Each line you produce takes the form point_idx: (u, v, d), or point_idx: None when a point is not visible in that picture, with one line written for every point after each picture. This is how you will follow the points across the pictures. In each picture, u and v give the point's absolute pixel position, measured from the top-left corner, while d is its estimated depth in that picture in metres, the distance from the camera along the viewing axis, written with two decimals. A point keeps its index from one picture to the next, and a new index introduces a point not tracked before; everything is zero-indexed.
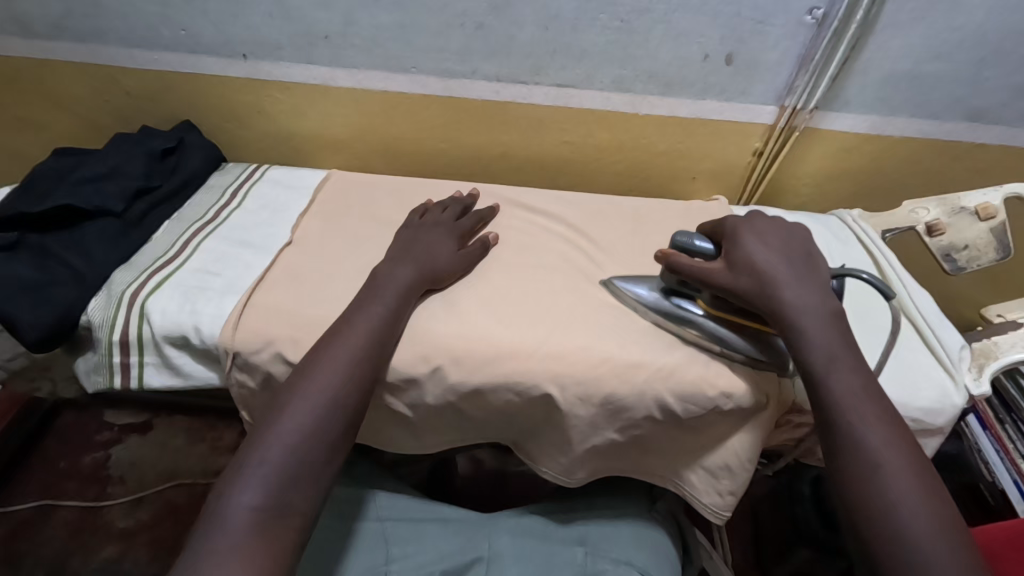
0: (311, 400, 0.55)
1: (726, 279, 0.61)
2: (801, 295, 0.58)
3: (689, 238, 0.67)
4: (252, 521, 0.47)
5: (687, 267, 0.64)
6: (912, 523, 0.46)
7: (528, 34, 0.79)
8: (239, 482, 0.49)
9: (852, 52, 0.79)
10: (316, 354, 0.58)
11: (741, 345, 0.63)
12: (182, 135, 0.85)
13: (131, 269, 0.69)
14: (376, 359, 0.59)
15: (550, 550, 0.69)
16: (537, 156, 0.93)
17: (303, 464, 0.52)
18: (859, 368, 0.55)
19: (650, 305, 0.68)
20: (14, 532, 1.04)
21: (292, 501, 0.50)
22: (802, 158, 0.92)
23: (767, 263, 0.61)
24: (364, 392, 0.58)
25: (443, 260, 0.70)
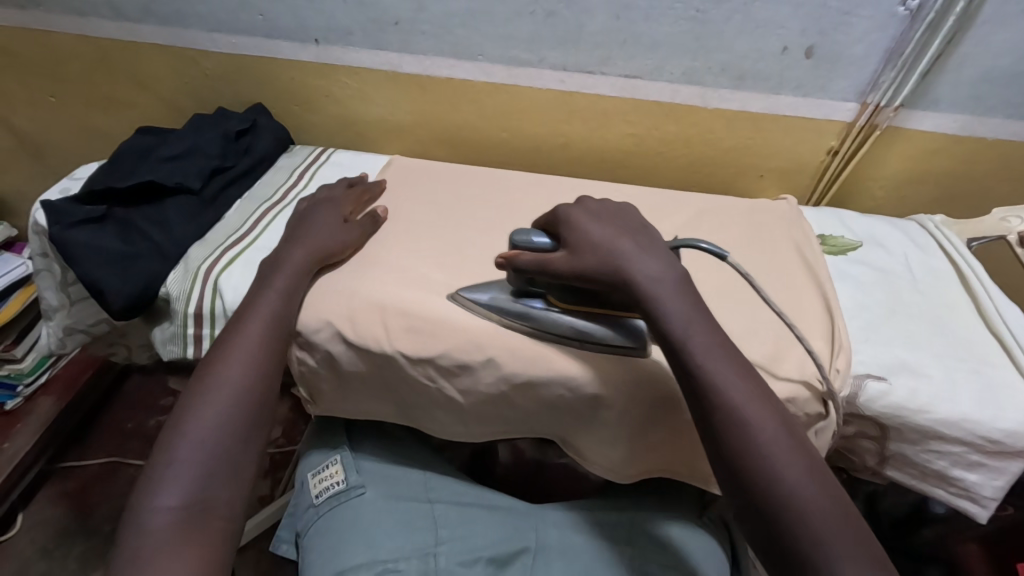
0: (219, 396, 0.55)
1: (565, 266, 0.60)
2: (650, 268, 0.57)
3: (528, 236, 0.64)
4: (174, 519, 0.48)
5: (534, 265, 0.62)
6: (794, 492, 0.48)
7: (599, 23, 0.78)
8: (158, 485, 0.50)
9: (946, 47, 0.74)
10: (214, 354, 0.59)
11: (597, 333, 0.63)
12: (255, 118, 0.88)
13: (206, 245, 0.72)
14: (279, 342, 0.61)
15: (598, 546, 0.69)
16: (599, 149, 0.91)
17: (220, 459, 0.53)
18: (726, 355, 0.53)
19: (497, 307, 0.65)
20: (86, 485, 1.11)
21: (215, 495, 0.51)
22: (881, 158, 0.87)
23: (602, 243, 0.59)
24: (270, 378, 0.59)
25: (326, 240, 0.70)
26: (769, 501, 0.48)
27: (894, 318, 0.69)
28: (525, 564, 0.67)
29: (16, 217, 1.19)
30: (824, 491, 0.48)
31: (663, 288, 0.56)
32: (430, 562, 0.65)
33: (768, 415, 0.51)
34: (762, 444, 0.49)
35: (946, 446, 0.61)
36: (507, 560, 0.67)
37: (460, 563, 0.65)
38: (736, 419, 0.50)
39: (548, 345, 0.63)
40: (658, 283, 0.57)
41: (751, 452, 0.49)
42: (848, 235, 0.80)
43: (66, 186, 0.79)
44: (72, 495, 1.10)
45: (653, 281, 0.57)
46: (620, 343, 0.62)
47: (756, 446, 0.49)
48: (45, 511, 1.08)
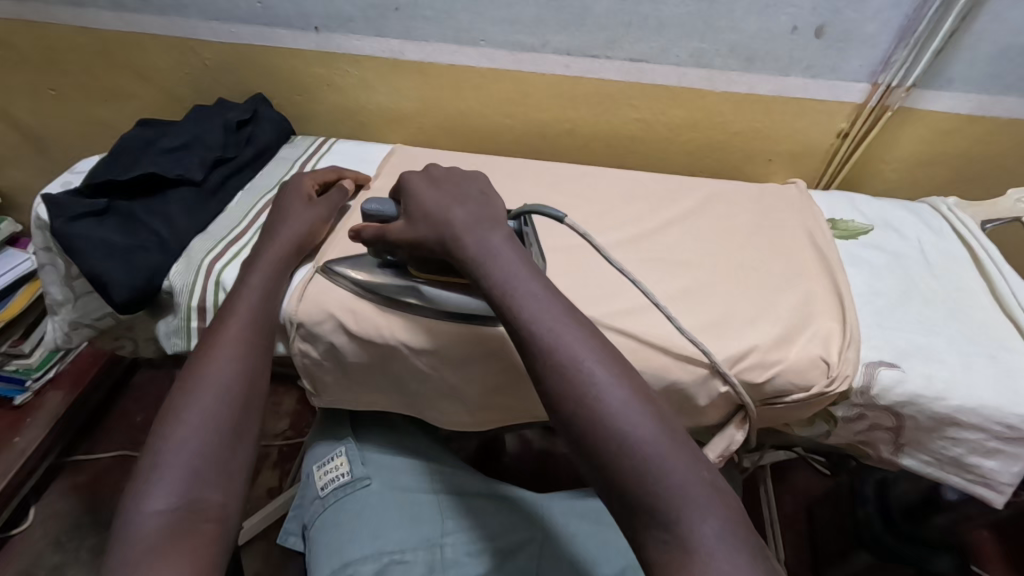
0: (200, 396, 0.54)
1: (404, 234, 0.60)
2: (474, 227, 0.56)
3: (378, 205, 0.63)
4: (164, 522, 0.47)
5: (377, 237, 0.62)
6: (634, 435, 0.44)
7: (604, 5, 0.76)
8: (144, 490, 0.48)
9: (961, 23, 0.72)
10: (193, 357, 0.57)
11: (452, 304, 0.62)
12: (256, 108, 0.87)
13: (208, 238, 0.71)
14: (260, 340, 0.60)
15: (606, 533, 0.68)
16: (605, 135, 0.89)
17: (209, 459, 0.51)
18: (581, 332, 0.49)
19: (352, 278, 0.65)
20: (97, 478, 1.12)
21: (208, 496, 0.49)
22: (892, 139, 0.85)
23: (432, 210, 0.59)
24: (256, 376, 0.58)
25: (298, 228, 0.69)
26: (642, 495, 0.43)
27: (907, 303, 0.67)
28: (533, 553, 0.66)
29: (21, 212, 1.19)
30: (657, 425, 0.45)
31: (486, 245, 0.55)
32: (437, 553, 0.65)
33: (625, 393, 0.46)
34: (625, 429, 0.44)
35: (963, 433, 0.60)
36: (514, 550, 0.66)
37: (468, 553, 0.66)
38: (594, 401, 0.46)
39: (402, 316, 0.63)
40: (500, 258, 0.54)
41: (610, 437, 0.44)
42: (860, 219, 0.78)
43: (67, 180, 0.79)
44: (83, 488, 1.11)
45: (490, 254, 0.54)
46: (474, 311, 0.62)
47: (584, 391, 0.46)
48: (56, 504, 1.09)
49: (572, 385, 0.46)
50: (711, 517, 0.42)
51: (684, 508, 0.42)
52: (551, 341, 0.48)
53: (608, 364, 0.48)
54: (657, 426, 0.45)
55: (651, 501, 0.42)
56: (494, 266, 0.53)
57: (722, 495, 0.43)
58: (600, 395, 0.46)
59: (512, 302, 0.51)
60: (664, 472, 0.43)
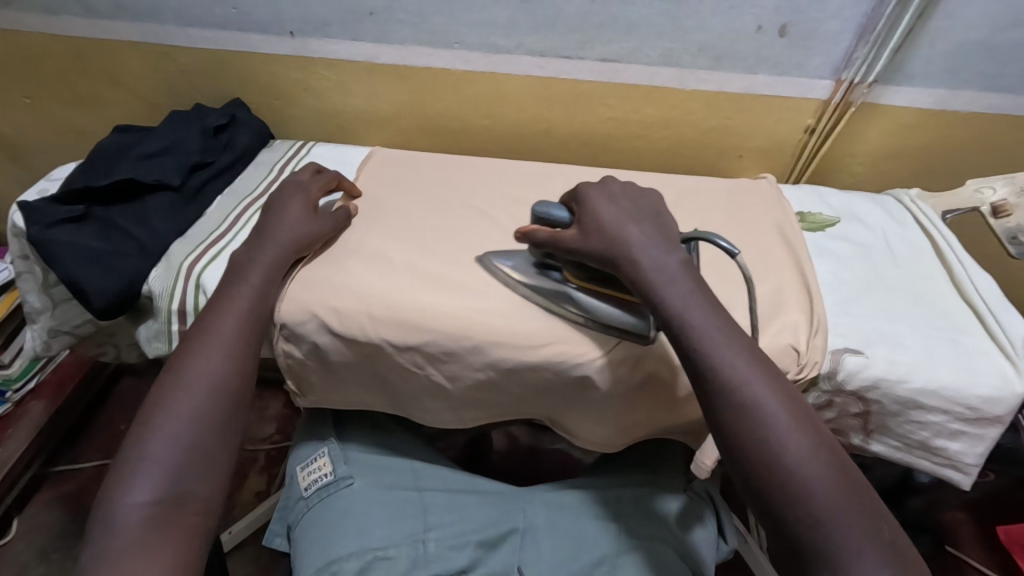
0: (188, 392, 0.56)
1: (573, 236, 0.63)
2: (647, 252, 0.59)
3: (548, 208, 0.66)
4: (147, 516, 0.50)
5: (547, 236, 0.64)
6: (811, 479, 0.49)
7: (575, 7, 0.78)
8: (127, 483, 0.51)
9: (917, 21, 0.75)
10: (186, 350, 0.59)
11: (605, 313, 0.63)
12: (234, 113, 0.87)
13: (188, 241, 0.72)
14: (250, 337, 0.60)
15: (587, 523, 0.70)
16: (579, 134, 0.91)
17: (189, 455, 0.53)
18: (762, 374, 0.53)
19: (519, 276, 0.67)
20: (82, 487, 1.12)
21: (189, 491, 0.52)
22: (858, 134, 0.88)
23: (609, 228, 0.61)
24: (241, 374, 0.59)
25: (298, 226, 0.68)
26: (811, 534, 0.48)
27: (872, 291, 0.69)
28: (515, 544, 0.69)
29: None
30: (836, 473, 0.49)
31: (665, 271, 0.58)
32: (421, 548, 0.67)
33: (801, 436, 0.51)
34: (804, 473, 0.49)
35: (927, 415, 0.62)
36: (496, 542, 0.69)
37: (451, 547, 0.67)
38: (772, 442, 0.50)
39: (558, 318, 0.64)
40: (679, 291, 0.57)
41: (788, 477, 0.49)
42: (827, 212, 0.81)
43: (43, 187, 0.79)
44: (67, 497, 1.10)
45: (666, 281, 0.58)
46: (625, 325, 0.62)
47: (766, 439, 0.50)
48: (41, 514, 1.08)
49: (745, 413, 0.52)
50: (870, 541, 0.47)
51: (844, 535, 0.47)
52: (727, 371, 0.53)
53: (788, 408, 0.52)
54: (825, 460, 0.50)
55: (823, 540, 0.48)
56: (671, 295, 0.57)
57: (890, 541, 0.48)
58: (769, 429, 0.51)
59: (689, 329, 0.55)
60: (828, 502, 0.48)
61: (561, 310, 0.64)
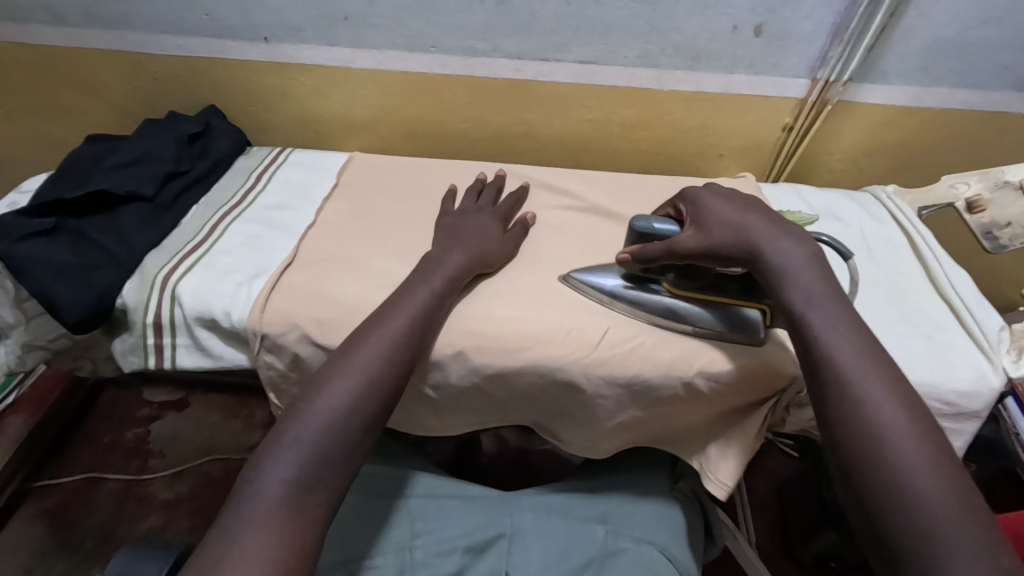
0: (351, 379, 0.55)
1: (687, 241, 0.59)
2: (776, 237, 0.55)
3: (649, 222, 0.63)
4: (286, 494, 0.48)
5: (659, 250, 0.61)
6: (911, 475, 0.43)
7: (550, 9, 0.77)
8: (269, 460, 0.50)
9: (890, 20, 0.75)
10: (356, 337, 0.58)
11: (714, 322, 0.63)
12: (208, 120, 0.86)
13: (163, 252, 0.71)
14: (419, 339, 0.59)
15: (575, 528, 0.70)
16: (560, 135, 0.91)
17: (339, 443, 0.52)
18: (873, 358, 0.48)
19: (621, 295, 0.66)
20: (65, 502, 1.10)
21: (321, 479, 0.50)
22: (835, 132, 0.89)
23: (732, 217, 0.58)
24: (401, 373, 0.58)
25: (490, 246, 0.69)
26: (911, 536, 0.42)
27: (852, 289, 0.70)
28: (502, 550, 0.67)
29: None
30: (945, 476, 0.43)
31: (789, 254, 0.54)
32: (407, 555, 0.66)
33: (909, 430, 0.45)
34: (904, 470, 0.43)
35: None
36: (483, 548, 0.67)
37: (437, 554, 0.66)
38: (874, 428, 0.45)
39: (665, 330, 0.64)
40: (791, 269, 0.53)
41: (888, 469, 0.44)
42: (805, 210, 0.81)
43: (13, 200, 0.77)
44: (49, 513, 1.08)
45: (784, 264, 0.54)
46: (737, 333, 0.62)
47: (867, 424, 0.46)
48: (23, 531, 1.06)
49: (849, 398, 0.47)
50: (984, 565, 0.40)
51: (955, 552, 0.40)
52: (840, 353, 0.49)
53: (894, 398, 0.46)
54: (944, 470, 0.43)
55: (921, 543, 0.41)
56: (794, 274, 0.53)
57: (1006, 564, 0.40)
58: (881, 421, 0.45)
59: (807, 303, 0.51)
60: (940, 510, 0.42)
61: (670, 323, 0.64)
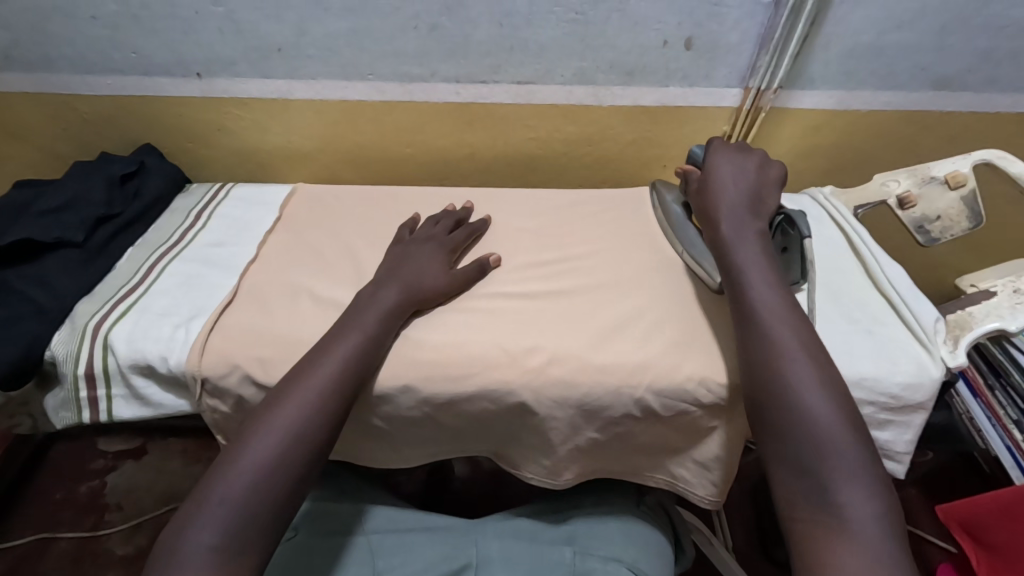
0: (278, 434, 0.53)
1: (687, 181, 0.73)
2: (739, 227, 0.63)
3: (697, 151, 0.75)
4: (211, 560, 0.47)
5: (684, 173, 0.73)
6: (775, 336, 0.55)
7: (484, 33, 0.78)
8: (193, 524, 0.49)
9: (811, 28, 0.78)
10: (284, 387, 0.57)
11: (701, 255, 0.71)
12: (142, 159, 0.84)
13: (94, 300, 0.68)
14: (351, 386, 0.57)
15: (540, 552, 0.68)
16: (506, 155, 0.92)
17: (268, 500, 0.51)
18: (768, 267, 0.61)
19: (665, 211, 0.80)
20: (12, 569, 1.03)
21: (253, 539, 0.49)
22: (772, 137, 0.91)
23: (721, 194, 0.67)
24: (333, 423, 0.56)
25: (431, 276, 0.68)
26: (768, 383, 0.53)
27: None
28: None
29: None
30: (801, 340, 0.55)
31: (737, 218, 0.64)
32: None
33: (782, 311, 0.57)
34: (779, 339, 0.55)
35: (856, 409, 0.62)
36: None
37: None
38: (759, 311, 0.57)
39: (665, 247, 0.76)
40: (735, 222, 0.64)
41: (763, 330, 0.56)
42: None
43: None
44: None
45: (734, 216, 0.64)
46: (704, 270, 0.70)
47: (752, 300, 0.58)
48: None
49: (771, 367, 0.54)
50: (870, 502, 0.47)
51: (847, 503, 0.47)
52: (762, 307, 0.57)
53: (774, 289, 0.59)
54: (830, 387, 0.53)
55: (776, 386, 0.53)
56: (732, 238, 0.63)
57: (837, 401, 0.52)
58: (786, 365, 0.53)
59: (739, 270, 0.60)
60: (819, 437, 0.50)
61: (674, 243, 0.75)
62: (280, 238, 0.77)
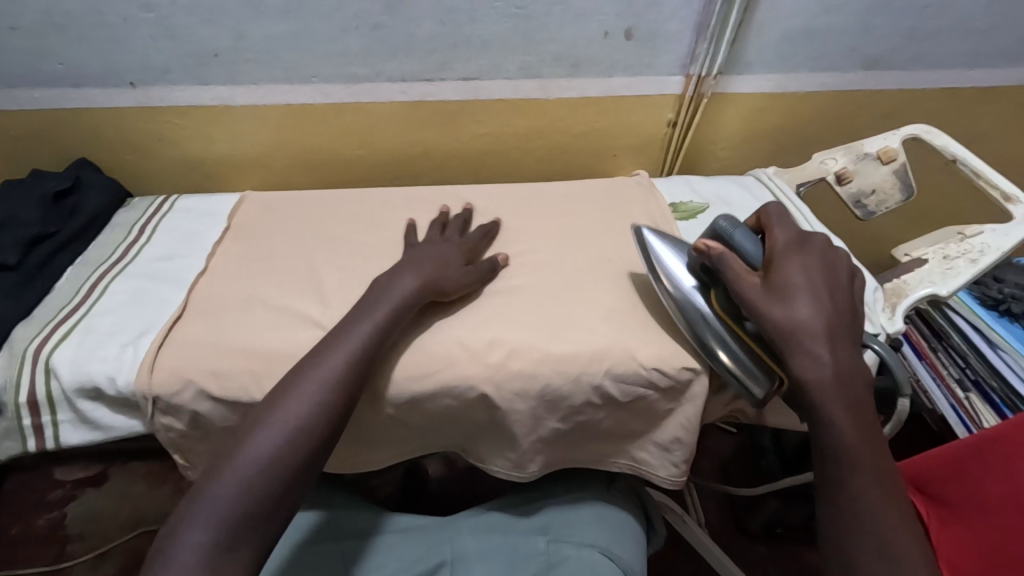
0: (272, 431, 0.52)
1: (742, 286, 0.57)
2: (824, 345, 0.53)
3: (732, 229, 0.62)
4: (202, 556, 0.46)
5: (727, 257, 0.59)
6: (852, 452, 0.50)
7: (427, 30, 0.78)
8: (186, 519, 0.48)
9: (745, 14, 0.80)
10: (284, 383, 0.55)
11: (732, 357, 0.59)
12: (77, 174, 0.81)
13: (31, 324, 0.65)
14: (353, 382, 0.56)
15: (513, 542, 0.69)
16: (457, 152, 0.91)
17: (262, 498, 0.49)
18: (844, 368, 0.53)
19: (677, 288, 0.64)
20: None
21: (245, 534, 0.48)
22: (716, 122, 0.93)
23: (797, 295, 0.55)
24: (338, 415, 0.55)
25: (447, 275, 0.67)
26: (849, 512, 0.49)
27: None
28: None
29: None
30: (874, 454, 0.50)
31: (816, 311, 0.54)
32: None
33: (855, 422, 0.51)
34: (858, 460, 0.50)
35: None
36: None
37: None
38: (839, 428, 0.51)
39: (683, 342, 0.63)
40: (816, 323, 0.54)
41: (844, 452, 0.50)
42: (697, 198, 0.85)
43: None
44: None
45: (817, 318, 0.54)
46: (741, 379, 0.59)
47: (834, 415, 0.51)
48: None
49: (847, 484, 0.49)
50: None
51: (859, 540, 0.48)
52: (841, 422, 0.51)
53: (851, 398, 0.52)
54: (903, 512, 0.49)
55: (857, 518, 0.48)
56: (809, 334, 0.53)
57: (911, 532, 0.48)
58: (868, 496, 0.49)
59: (820, 377, 0.52)
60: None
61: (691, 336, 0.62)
62: (229, 247, 0.76)
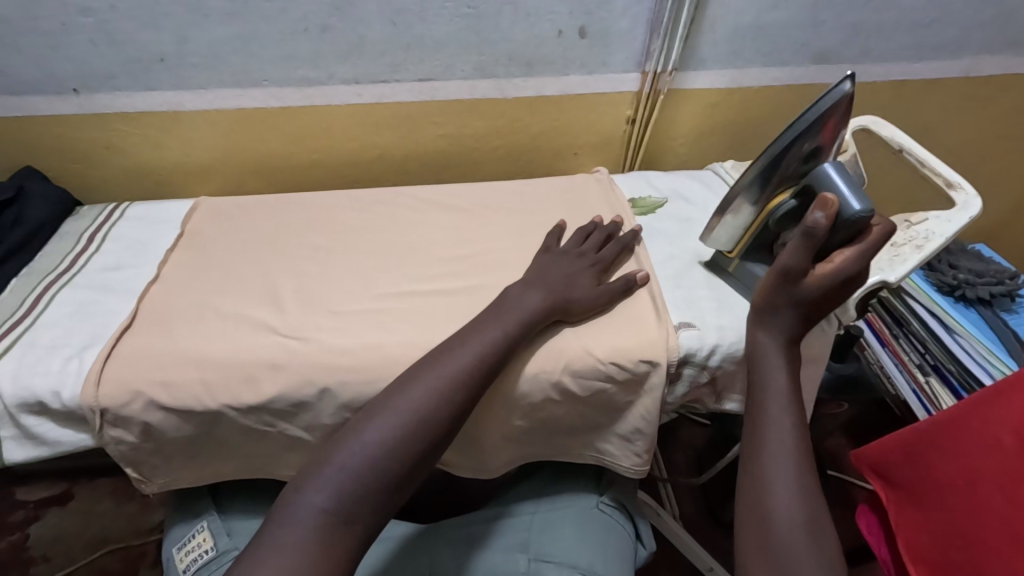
0: (401, 414, 0.51)
1: (791, 254, 0.56)
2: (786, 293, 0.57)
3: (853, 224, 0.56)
4: (321, 523, 0.45)
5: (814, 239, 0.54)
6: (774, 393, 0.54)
7: (379, 31, 0.77)
8: (307, 483, 0.47)
9: (696, 12, 0.82)
10: (419, 366, 0.55)
11: (740, 216, 0.68)
12: (21, 184, 0.78)
13: None
14: (481, 377, 0.55)
15: (491, 562, 0.65)
16: (416, 153, 0.91)
17: (381, 479, 0.48)
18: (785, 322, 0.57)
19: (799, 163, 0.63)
20: None
21: (359, 509, 0.47)
22: (674, 118, 0.94)
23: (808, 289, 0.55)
24: (461, 407, 0.53)
25: (579, 292, 0.65)
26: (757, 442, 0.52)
27: (697, 264, 0.75)
28: None
29: None
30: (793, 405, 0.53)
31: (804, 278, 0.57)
32: None
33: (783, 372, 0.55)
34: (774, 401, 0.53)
35: None
36: None
37: None
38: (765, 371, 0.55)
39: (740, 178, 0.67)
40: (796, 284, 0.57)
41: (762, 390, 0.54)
42: (654, 194, 0.86)
43: None
44: None
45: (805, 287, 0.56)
46: (718, 226, 0.70)
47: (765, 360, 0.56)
48: None
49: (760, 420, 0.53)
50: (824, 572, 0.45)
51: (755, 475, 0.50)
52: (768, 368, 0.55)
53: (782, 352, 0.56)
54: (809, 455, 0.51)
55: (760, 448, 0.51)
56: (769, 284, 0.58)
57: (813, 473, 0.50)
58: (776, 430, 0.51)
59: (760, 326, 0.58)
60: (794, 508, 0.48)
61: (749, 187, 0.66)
62: (183, 254, 0.74)
